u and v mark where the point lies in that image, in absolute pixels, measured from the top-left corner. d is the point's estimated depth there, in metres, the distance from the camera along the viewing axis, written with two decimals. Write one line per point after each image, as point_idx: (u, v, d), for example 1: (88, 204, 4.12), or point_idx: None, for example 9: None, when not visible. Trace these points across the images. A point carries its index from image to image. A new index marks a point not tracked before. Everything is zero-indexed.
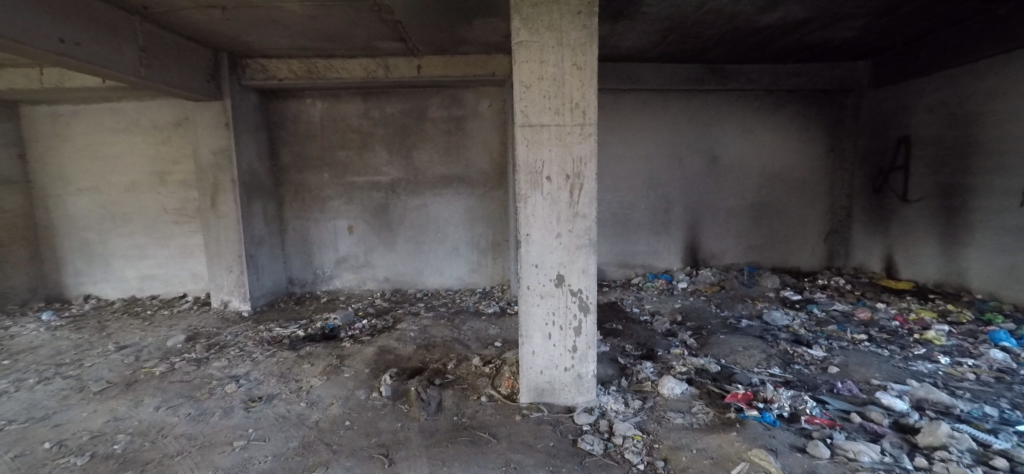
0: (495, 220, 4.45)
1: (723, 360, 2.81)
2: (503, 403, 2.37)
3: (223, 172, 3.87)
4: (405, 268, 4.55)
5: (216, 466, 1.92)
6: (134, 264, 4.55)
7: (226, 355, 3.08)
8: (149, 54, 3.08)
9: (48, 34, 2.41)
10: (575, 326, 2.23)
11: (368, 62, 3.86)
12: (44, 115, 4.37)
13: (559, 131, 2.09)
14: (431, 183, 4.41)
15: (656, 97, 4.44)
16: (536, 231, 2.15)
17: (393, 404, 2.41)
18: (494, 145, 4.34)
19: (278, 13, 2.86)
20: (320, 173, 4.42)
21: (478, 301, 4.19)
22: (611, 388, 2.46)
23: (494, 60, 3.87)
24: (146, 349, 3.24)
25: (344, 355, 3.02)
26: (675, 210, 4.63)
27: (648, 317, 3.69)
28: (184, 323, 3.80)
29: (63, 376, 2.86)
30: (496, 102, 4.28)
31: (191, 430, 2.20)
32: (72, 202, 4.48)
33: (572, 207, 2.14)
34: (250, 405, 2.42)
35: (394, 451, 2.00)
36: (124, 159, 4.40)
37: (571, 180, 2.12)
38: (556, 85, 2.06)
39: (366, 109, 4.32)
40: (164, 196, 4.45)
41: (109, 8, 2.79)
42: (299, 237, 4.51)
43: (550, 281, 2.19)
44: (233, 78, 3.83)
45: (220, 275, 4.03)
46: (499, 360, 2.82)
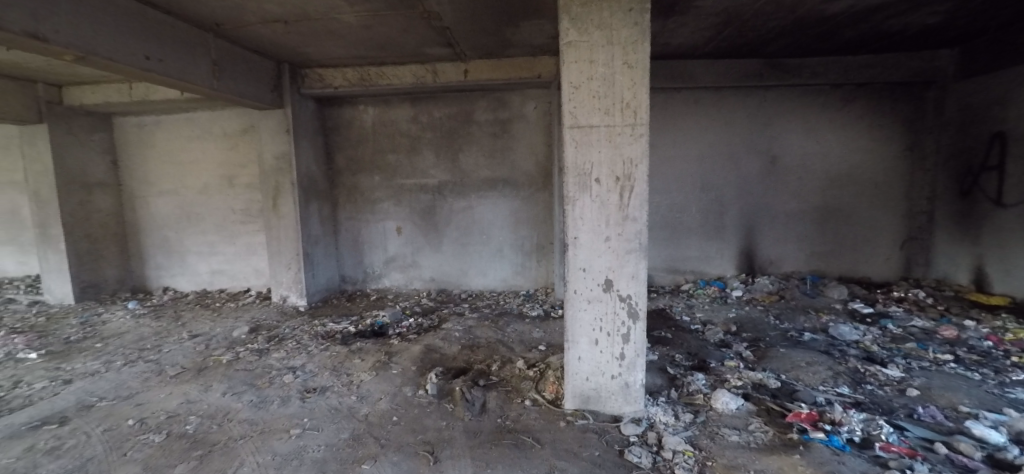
0: (540, 222, 4.43)
1: (783, 376, 2.63)
2: (547, 408, 2.34)
3: (285, 175, 4.12)
4: (451, 268, 4.63)
5: (274, 452, 2.02)
6: (206, 259, 4.93)
7: (284, 347, 3.26)
8: (222, 67, 3.34)
9: (136, 52, 2.68)
10: (623, 333, 2.17)
11: (418, 68, 3.97)
12: (132, 125, 4.85)
13: (609, 132, 2.04)
14: (476, 185, 4.46)
15: (710, 95, 4.25)
16: (584, 234, 2.11)
17: (438, 402, 2.44)
18: (540, 147, 4.32)
19: (335, 24, 3.01)
20: (371, 175, 4.59)
21: (522, 303, 4.18)
22: (660, 399, 2.37)
23: (541, 61, 3.85)
24: (215, 338, 3.50)
25: (392, 352, 3.11)
26: (729, 215, 4.40)
27: (699, 325, 3.52)
28: (248, 315, 4.07)
29: (145, 359, 3.14)
30: (542, 105, 4.26)
31: (253, 416, 2.34)
32: (154, 202, 4.93)
33: (622, 210, 2.08)
34: (305, 396, 2.54)
35: (440, 449, 2.02)
36: (198, 163, 4.79)
37: (622, 182, 2.06)
38: (606, 85, 2.02)
39: (416, 113, 4.44)
40: (232, 197, 4.79)
41: (188, 26, 3.05)
42: (352, 237, 4.70)
43: (598, 286, 2.14)
44: (294, 87, 4.07)
45: (281, 271, 4.29)
46: (543, 364, 2.79)
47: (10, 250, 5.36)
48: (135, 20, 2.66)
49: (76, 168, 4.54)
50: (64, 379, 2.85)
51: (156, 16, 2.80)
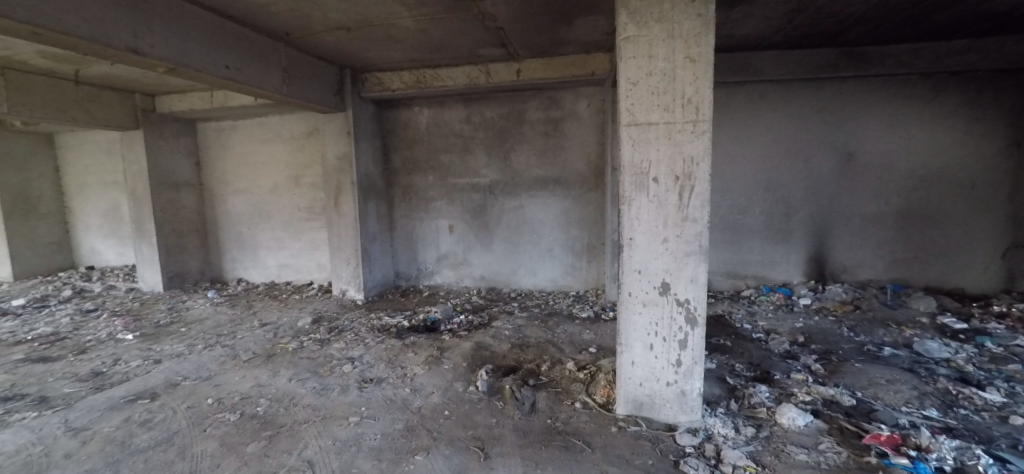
0: (592, 223, 4.36)
1: (859, 393, 2.42)
2: (598, 411, 2.30)
3: (346, 174, 4.34)
4: (501, 267, 4.67)
5: (335, 437, 2.13)
6: (274, 254, 5.30)
7: (344, 338, 3.43)
8: (291, 74, 3.57)
9: (218, 63, 2.92)
10: (680, 339, 2.08)
11: (472, 69, 4.03)
12: (212, 130, 5.29)
13: (667, 129, 1.96)
14: (528, 184, 4.46)
15: (777, 89, 3.99)
16: (641, 235, 2.05)
17: (488, 399, 2.47)
18: (592, 147, 4.26)
19: (394, 29, 3.13)
20: (425, 175, 4.72)
21: (572, 304, 4.13)
22: (718, 410, 2.25)
23: (595, 59, 3.78)
24: (283, 327, 3.74)
25: (444, 348, 3.18)
26: (796, 217, 4.12)
27: (762, 334, 3.31)
28: (311, 307, 4.33)
29: (222, 344, 3.42)
30: (595, 103, 4.19)
31: (316, 402, 2.48)
32: (230, 200, 5.36)
33: (681, 211, 1.99)
34: (363, 386, 2.66)
35: (490, 446, 2.04)
36: (269, 164, 5.15)
37: (681, 181, 1.98)
38: (666, 80, 1.94)
39: (469, 113, 4.51)
40: (298, 196, 5.11)
41: (263, 37, 3.28)
42: (406, 234, 4.87)
43: (654, 289, 2.07)
44: (355, 91, 4.27)
45: (341, 266, 4.52)
46: (594, 367, 2.74)
47: (112, 242, 6.04)
48: (217, 33, 2.90)
49: (166, 169, 5.03)
50: (155, 359, 3.17)
51: (236, 29, 3.04)
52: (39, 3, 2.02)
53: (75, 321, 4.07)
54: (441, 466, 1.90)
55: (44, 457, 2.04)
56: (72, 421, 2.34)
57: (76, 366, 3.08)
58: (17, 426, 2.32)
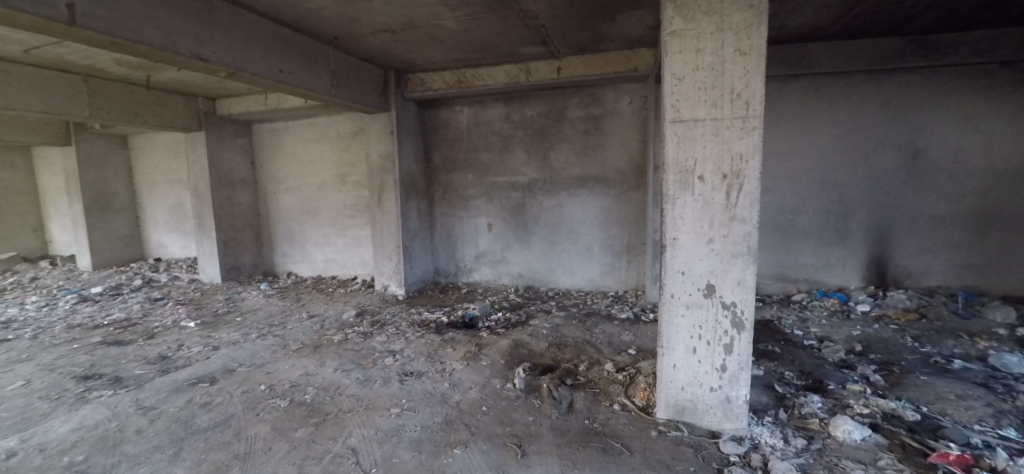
0: (632, 222, 4.27)
1: (924, 407, 2.24)
2: (637, 414, 2.25)
3: (388, 173, 4.47)
4: (539, 266, 4.67)
5: (377, 427, 2.20)
6: (321, 249, 5.54)
7: (386, 332, 3.54)
8: (339, 76, 3.72)
9: (273, 67, 3.09)
10: (725, 344, 2.00)
11: (512, 67, 4.05)
12: (266, 131, 5.59)
13: (715, 126, 1.89)
14: (567, 182, 4.43)
15: (834, 82, 3.76)
16: (685, 235, 1.99)
17: (526, 397, 2.47)
18: (633, 144, 4.17)
19: (436, 30, 3.18)
20: (465, 174, 4.79)
21: (611, 304, 4.07)
22: (766, 419, 2.15)
23: (637, 54, 3.69)
24: (329, 320, 3.91)
25: (482, 344, 3.22)
26: (854, 218, 3.87)
27: (815, 342, 3.13)
28: (356, 300, 4.50)
29: (274, 334, 3.61)
30: (637, 99, 4.10)
31: (360, 392, 2.57)
32: (281, 198, 5.65)
33: (728, 210, 1.92)
34: (404, 379, 2.73)
35: (527, 443, 2.04)
36: (317, 163, 5.38)
37: (729, 180, 1.90)
38: (714, 75, 1.87)
39: (509, 112, 4.54)
40: (343, 193, 5.31)
41: (313, 41, 3.43)
42: (446, 232, 4.96)
43: (698, 291, 2.00)
44: (398, 92, 4.39)
45: (383, 262, 4.67)
46: (633, 369, 2.69)
47: (177, 236, 6.50)
48: (272, 39, 3.06)
49: (225, 168, 5.36)
50: (214, 346, 3.39)
51: (289, 34, 3.20)
52: (117, 16, 2.21)
53: (145, 308, 4.42)
54: (478, 461, 1.92)
55: (119, 432, 2.24)
56: (143, 401, 2.55)
57: (146, 349, 3.35)
58: (96, 402, 2.55)
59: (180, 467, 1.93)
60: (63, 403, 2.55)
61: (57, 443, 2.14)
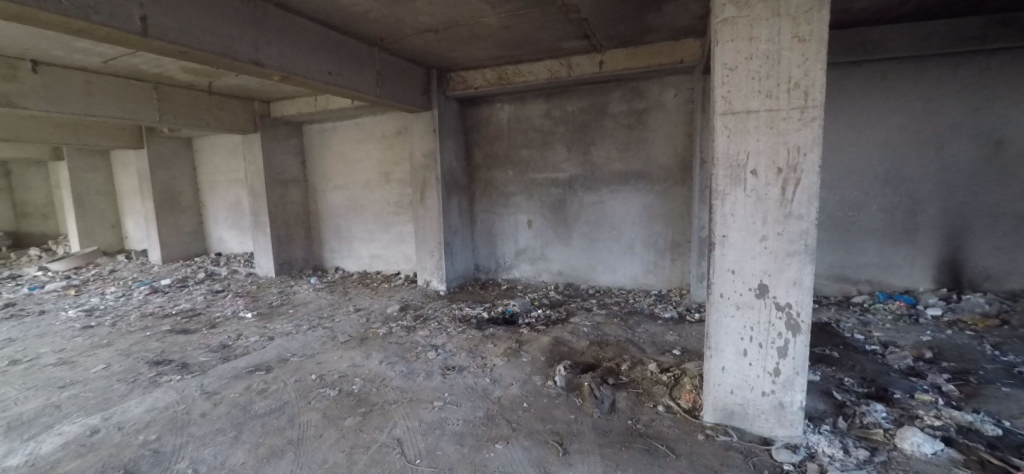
0: (676, 218, 4.14)
1: (1007, 423, 2.04)
2: (683, 417, 2.19)
3: (430, 171, 4.56)
4: (579, 263, 4.62)
5: (421, 419, 2.26)
6: (367, 245, 5.74)
7: (428, 326, 3.62)
8: (384, 77, 3.82)
9: (322, 69, 3.22)
10: (779, 347, 1.90)
11: (552, 63, 4.01)
12: (315, 131, 5.85)
13: (770, 118, 1.79)
14: (608, 178, 4.35)
15: (902, 67, 3.47)
16: (735, 232, 1.90)
17: (567, 395, 2.46)
18: (679, 139, 4.03)
19: (478, 28, 3.21)
20: (505, 170, 4.81)
21: (653, 303, 3.97)
22: (823, 427, 2.02)
23: (683, 45, 3.56)
24: (374, 313, 4.05)
25: (523, 341, 3.23)
26: (923, 215, 3.57)
27: (879, 347, 2.92)
28: (399, 295, 4.64)
29: (323, 326, 3.78)
30: (683, 92, 3.96)
31: (404, 385, 2.65)
32: (329, 195, 5.89)
33: (783, 207, 1.81)
34: (446, 373, 2.78)
35: (568, 441, 2.03)
36: (362, 161, 5.57)
37: (784, 174, 1.80)
38: (769, 64, 1.77)
39: (549, 108, 4.51)
40: (387, 191, 5.47)
41: (360, 43, 3.54)
42: (486, 228, 5.01)
43: (749, 290, 1.91)
44: (440, 91, 4.47)
45: (425, 258, 4.78)
46: (678, 370, 2.62)
47: (235, 232, 6.94)
48: (322, 42, 3.19)
49: (278, 167, 5.66)
50: (269, 336, 3.60)
51: (337, 37, 3.32)
52: (184, 26, 2.38)
53: (208, 299, 4.75)
54: (519, 457, 1.93)
55: (186, 414, 2.42)
56: (206, 386, 2.74)
57: (209, 338, 3.60)
58: (166, 386, 2.77)
59: (240, 449, 2.07)
60: (138, 386, 2.79)
61: (134, 422, 2.35)
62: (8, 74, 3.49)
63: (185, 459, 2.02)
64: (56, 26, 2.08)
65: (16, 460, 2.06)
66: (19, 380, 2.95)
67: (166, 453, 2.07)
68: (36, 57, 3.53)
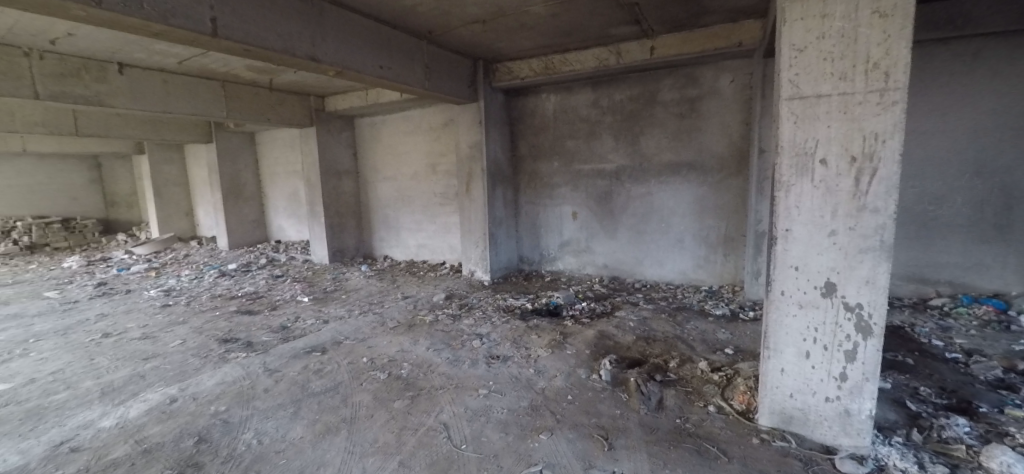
0: (730, 211, 3.94)
1: None
2: (736, 419, 2.09)
3: (476, 162, 4.61)
4: (625, 256, 4.52)
5: (467, 405, 2.31)
6: (414, 235, 5.90)
7: (474, 315, 3.68)
8: (432, 70, 3.88)
9: (374, 63, 3.31)
10: (846, 350, 1.77)
11: (600, 50, 3.91)
12: (366, 124, 6.06)
13: (843, 102, 1.65)
14: (657, 169, 4.20)
15: (1000, 43, 3.09)
16: (801, 226, 1.78)
17: (612, 390, 2.42)
18: (735, 127, 3.82)
19: (525, 17, 3.18)
20: (550, 161, 4.77)
21: (704, 300, 3.82)
22: (894, 439, 1.87)
23: (741, 27, 3.35)
24: (421, 301, 4.17)
25: (567, 333, 3.21)
26: (1021, 209, 3.18)
27: (961, 356, 2.65)
28: (445, 284, 4.74)
29: (373, 311, 3.95)
30: (741, 77, 3.74)
31: (450, 371, 2.71)
32: (379, 186, 6.10)
33: (856, 199, 1.67)
34: (491, 362, 2.82)
35: (614, 436, 2.00)
36: (410, 153, 5.71)
37: (859, 164, 1.65)
38: (844, 43, 1.63)
39: (596, 98, 4.41)
40: (433, 182, 5.58)
41: (410, 37, 3.61)
42: (530, 219, 5.01)
43: (815, 289, 1.78)
44: (486, 82, 4.48)
45: (470, 248, 4.85)
46: (731, 370, 2.50)
47: (293, 221, 7.35)
48: (374, 37, 3.28)
49: (332, 159, 5.92)
50: (324, 319, 3.79)
51: (389, 31, 3.40)
52: (250, 26, 2.52)
53: (269, 283, 5.08)
54: (564, 449, 1.93)
55: (251, 389, 2.60)
56: (269, 363, 2.94)
57: (270, 319, 3.85)
58: (234, 362, 2.99)
59: (299, 424, 2.20)
60: (210, 361, 3.03)
61: (206, 393, 2.56)
62: (99, 76, 3.86)
63: (250, 430, 2.17)
64: (140, 30, 2.27)
65: (109, 422, 2.30)
66: (110, 351, 3.29)
67: (234, 424, 2.24)
68: (122, 59, 3.88)
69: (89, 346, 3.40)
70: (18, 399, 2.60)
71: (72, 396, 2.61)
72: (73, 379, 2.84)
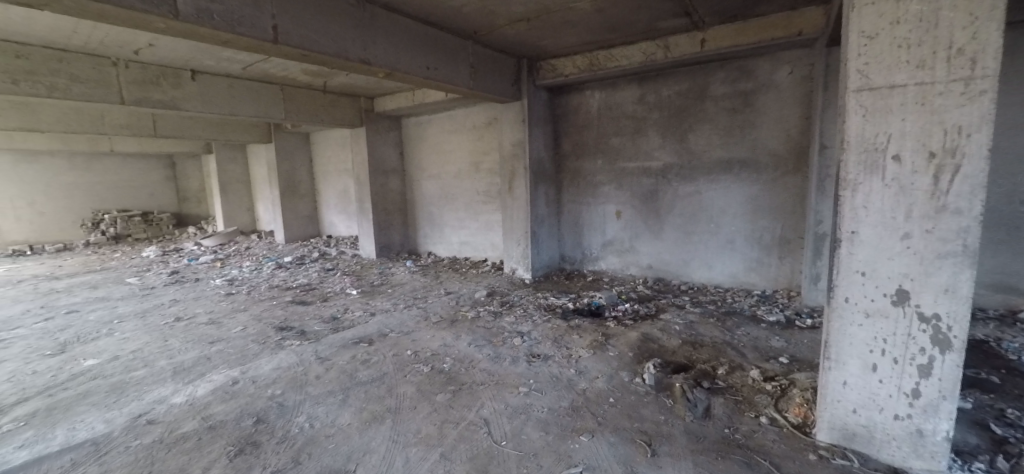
0: (786, 211, 3.71)
1: None
2: (792, 432, 1.97)
3: (518, 160, 4.62)
4: (670, 257, 4.38)
5: (508, 402, 2.32)
6: (457, 232, 6.00)
7: (515, 313, 3.70)
8: (477, 69, 3.92)
9: (421, 64, 3.39)
10: (920, 365, 1.62)
11: (648, 44, 3.79)
12: (413, 124, 6.22)
13: (920, 93, 1.51)
14: (707, 167, 4.03)
15: None
16: (869, 228, 1.64)
17: (656, 394, 2.36)
18: (793, 122, 3.59)
19: (571, 14, 3.14)
20: (594, 159, 4.70)
21: (756, 305, 3.63)
22: (976, 466, 1.69)
23: (802, 14, 3.14)
24: (463, 297, 4.24)
25: (610, 334, 3.16)
26: None
27: None
28: (487, 281, 4.80)
29: (417, 305, 4.07)
30: (800, 68, 3.51)
31: (491, 368, 2.74)
32: (424, 184, 6.26)
33: (935, 199, 1.52)
34: (532, 360, 2.82)
35: (657, 443, 1.94)
36: (454, 151, 5.81)
37: (938, 160, 1.50)
38: (922, 28, 1.48)
39: (643, 93, 4.29)
40: (476, 180, 5.65)
41: (456, 37, 3.67)
42: (573, 218, 4.96)
43: (884, 297, 1.64)
44: (530, 80, 4.47)
45: (512, 246, 4.88)
46: (787, 380, 2.36)
47: (343, 217, 7.69)
48: (421, 39, 3.37)
49: (379, 158, 6.13)
50: (371, 311, 3.95)
51: (436, 32, 3.47)
52: (306, 32, 2.65)
53: (321, 276, 5.34)
54: (605, 452, 1.90)
55: (304, 375, 2.75)
56: (320, 352, 3.09)
57: (322, 310, 4.05)
58: (289, 349, 3.17)
59: (347, 411, 2.30)
60: (268, 347, 3.24)
61: (264, 377, 2.74)
62: (175, 82, 4.20)
63: (303, 414, 2.30)
64: (210, 39, 2.44)
65: (180, 398, 2.51)
66: (182, 333, 3.59)
67: (288, 407, 2.38)
68: (194, 66, 4.20)
69: (163, 329, 3.73)
70: (104, 373, 2.89)
71: (150, 373, 2.87)
72: (150, 358, 3.12)
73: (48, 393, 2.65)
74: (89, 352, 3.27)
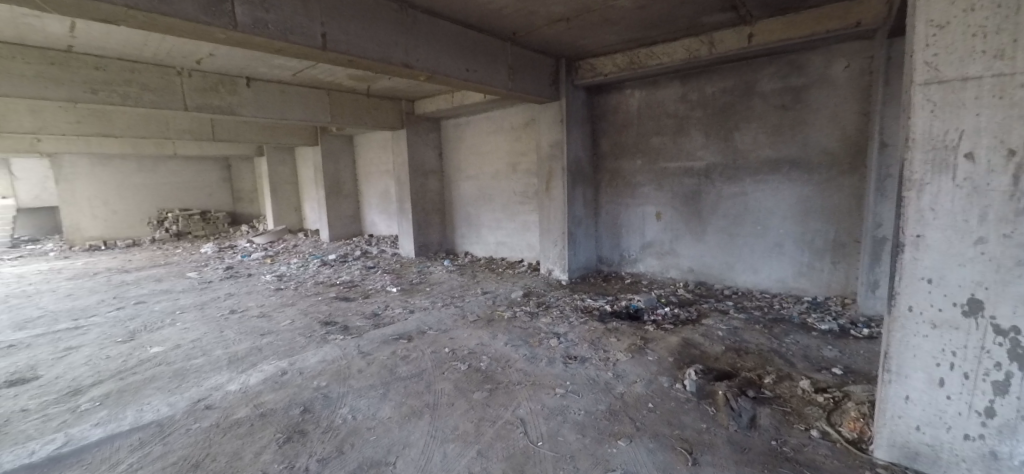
0: (841, 214, 3.50)
1: None
2: (846, 448, 1.86)
3: (556, 161, 4.61)
4: (713, 260, 4.23)
5: (544, 403, 2.32)
6: (494, 232, 6.06)
7: (551, 314, 3.70)
8: (515, 70, 3.95)
9: (460, 67, 3.45)
10: (996, 382, 1.48)
11: (691, 40, 3.68)
12: (451, 125, 6.33)
13: (998, 86, 1.39)
14: (753, 167, 3.87)
15: None
16: (937, 232, 1.53)
17: (698, 401, 2.29)
18: (849, 118, 3.38)
19: (611, 11, 3.10)
20: (633, 159, 4.61)
21: (806, 312, 3.45)
22: None
23: (860, 3, 2.96)
24: (499, 297, 4.28)
25: (649, 338, 3.09)
26: None
27: None
28: (523, 281, 4.82)
29: (455, 304, 4.14)
30: (858, 61, 3.30)
31: (528, 368, 2.74)
32: (462, 185, 6.36)
33: (1015, 201, 1.39)
34: (568, 362, 2.80)
35: (698, 451, 1.89)
36: (491, 152, 5.86)
37: (1019, 158, 1.37)
38: (1001, 14, 1.36)
39: (685, 91, 4.17)
40: (513, 181, 5.68)
41: (495, 39, 3.70)
42: (611, 219, 4.89)
43: (954, 307, 1.52)
44: (568, 80, 4.45)
45: (548, 247, 4.87)
46: (841, 393, 2.23)
47: (384, 217, 7.94)
48: (461, 42, 3.42)
49: (419, 159, 6.28)
50: (411, 309, 4.06)
51: (475, 34, 3.51)
52: (352, 38, 2.76)
53: (363, 274, 5.54)
54: (644, 458, 1.86)
55: (347, 369, 2.87)
56: (363, 347, 3.21)
57: (364, 306, 4.20)
58: (333, 343, 3.31)
59: (387, 405, 2.38)
60: (313, 340, 3.39)
61: (310, 369, 2.87)
62: (232, 89, 4.48)
63: (346, 406, 2.40)
64: (265, 48, 2.59)
65: (235, 386, 2.68)
66: (236, 325, 3.82)
67: (332, 398, 2.49)
68: (249, 74, 4.46)
69: (219, 320, 3.98)
70: (168, 360, 3.13)
71: (208, 361, 3.08)
72: (208, 347, 3.35)
73: (120, 376, 2.90)
74: (155, 340, 3.55)
